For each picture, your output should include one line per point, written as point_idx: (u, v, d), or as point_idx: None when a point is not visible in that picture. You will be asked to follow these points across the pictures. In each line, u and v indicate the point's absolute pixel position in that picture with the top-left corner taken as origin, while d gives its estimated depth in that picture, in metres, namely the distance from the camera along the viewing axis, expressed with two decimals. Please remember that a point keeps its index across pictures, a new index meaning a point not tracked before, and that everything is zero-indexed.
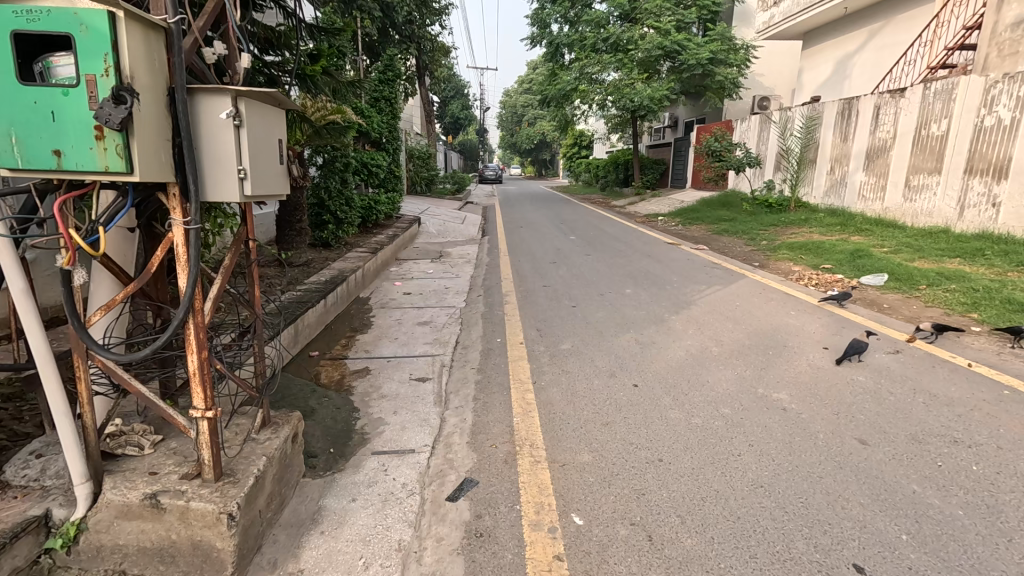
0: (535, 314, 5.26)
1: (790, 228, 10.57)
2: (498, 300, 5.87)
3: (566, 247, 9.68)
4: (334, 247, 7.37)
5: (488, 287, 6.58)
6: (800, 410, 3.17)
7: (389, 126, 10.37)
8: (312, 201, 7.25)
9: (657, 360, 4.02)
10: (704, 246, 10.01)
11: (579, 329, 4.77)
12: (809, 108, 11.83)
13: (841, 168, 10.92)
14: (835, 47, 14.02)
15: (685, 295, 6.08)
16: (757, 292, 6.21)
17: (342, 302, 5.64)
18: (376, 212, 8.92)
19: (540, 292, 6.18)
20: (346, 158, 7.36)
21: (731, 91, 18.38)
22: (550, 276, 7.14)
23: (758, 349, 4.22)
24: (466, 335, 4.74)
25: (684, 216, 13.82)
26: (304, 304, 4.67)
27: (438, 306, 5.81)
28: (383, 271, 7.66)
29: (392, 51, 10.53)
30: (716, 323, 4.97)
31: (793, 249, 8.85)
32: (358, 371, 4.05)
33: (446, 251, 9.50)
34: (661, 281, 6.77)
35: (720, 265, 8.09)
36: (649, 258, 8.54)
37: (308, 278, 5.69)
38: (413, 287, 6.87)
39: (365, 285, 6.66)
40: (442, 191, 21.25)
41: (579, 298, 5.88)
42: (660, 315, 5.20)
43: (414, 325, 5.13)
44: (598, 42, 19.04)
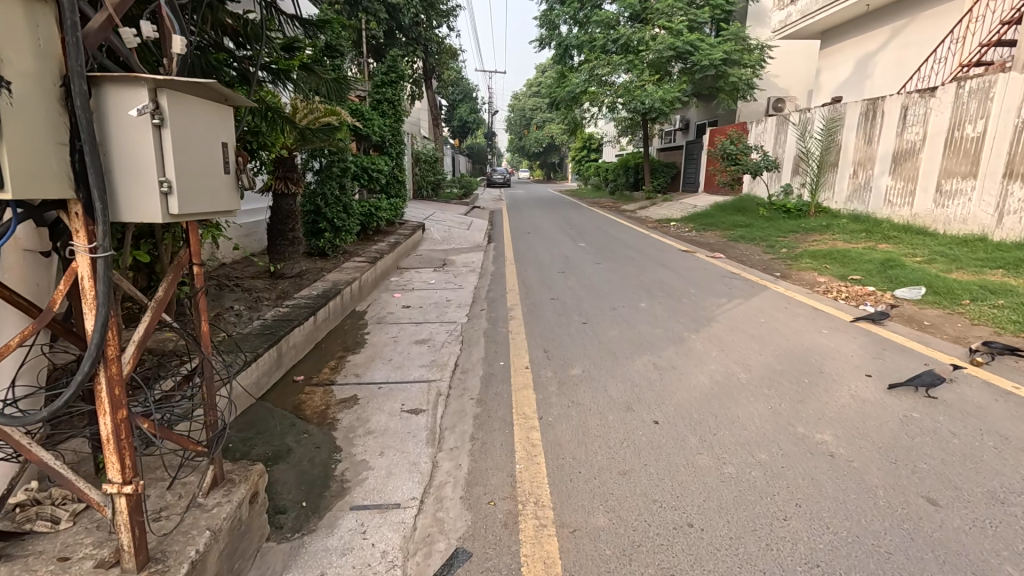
0: (543, 332, 4.84)
1: (811, 234, 10.06)
2: (502, 315, 5.45)
3: (574, 254, 9.25)
4: (331, 256, 7.00)
5: (492, 300, 6.16)
6: (851, 457, 2.72)
7: (392, 130, 10.00)
8: (308, 208, 6.90)
9: (680, 389, 3.58)
10: (720, 254, 9.53)
11: (591, 350, 4.33)
12: (830, 109, 11.33)
13: (866, 171, 10.40)
14: (855, 46, 13.52)
15: (704, 308, 5.63)
16: (782, 306, 5.74)
17: (335, 318, 5.26)
18: (377, 219, 8.53)
19: (548, 305, 5.76)
20: (343, 162, 7.01)
21: (745, 92, 17.89)
22: (558, 287, 6.71)
23: (792, 376, 3.76)
24: (466, 356, 4.33)
25: (697, 221, 13.35)
26: (290, 323, 4.28)
27: (438, 322, 5.41)
28: (382, 280, 7.28)
29: (395, 52, 10.13)
30: (742, 343, 4.51)
31: (817, 257, 8.35)
32: (345, 400, 3.65)
33: (450, 259, 9.11)
34: (678, 293, 6.33)
35: (739, 275, 7.62)
36: (663, 267, 8.08)
37: (299, 292, 5.32)
38: (412, 299, 6.48)
39: (362, 298, 6.28)
40: (449, 195, 20.91)
41: (590, 313, 5.44)
42: (680, 334, 4.75)
43: (411, 345, 4.73)
44: (608, 43, 18.65)
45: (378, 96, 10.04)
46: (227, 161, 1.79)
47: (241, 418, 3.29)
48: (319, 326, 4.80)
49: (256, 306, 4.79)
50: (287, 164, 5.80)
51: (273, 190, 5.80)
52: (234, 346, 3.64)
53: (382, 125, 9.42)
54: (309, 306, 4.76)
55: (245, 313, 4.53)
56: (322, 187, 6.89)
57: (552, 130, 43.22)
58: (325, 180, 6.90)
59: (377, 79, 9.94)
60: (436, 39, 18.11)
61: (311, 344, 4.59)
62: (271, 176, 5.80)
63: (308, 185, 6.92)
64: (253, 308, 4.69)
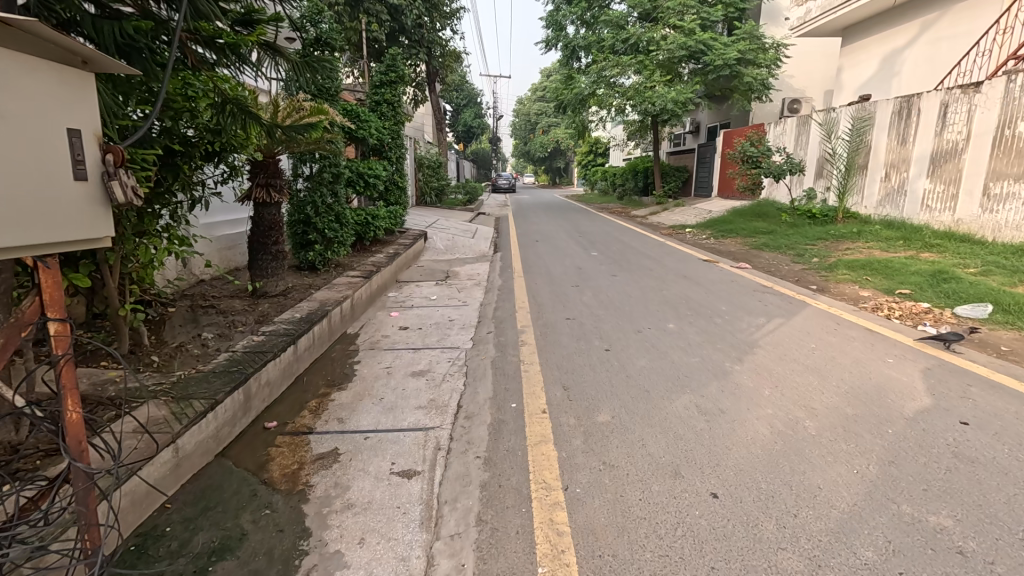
0: (561, 362, 4.16)
1: (843, 242, 9.35)
2: (512, 340, 4.77)
3: (588, 265, 8.58)
4: (321, 270, 6.33)
5: (500, 320, 5.49)
6: (988, 554, 2.03)
7: (392, 133, 9.38)
8: (296, 218, 6.26)
9: (737, 443, 2.90)
10: (745, 264, 8.84)
11: (618, 387, 3.65)
12: (857, 108, 10.66)
13: (900, 174, 9.69)
14: (879, 43, 12.83)
15: (742, 331, 4.93)
16: (831, 327, 5.04)
17: (321, 345, 4.60)
18: (375, 228, 7.88)
19: (563, 327, 5.08)
20: (335, 167, 6.40)
21: (760, 92, 17.21)
22: (573, 303, 6.05)
23: (870, 424, 3.07)
24: (471, 396, 3.65)
25: (715, 228, 12.64)
26: (263, 356, 3.62)
27: (439, 348, 4.75)
28: (379, 297, 6.64)
29: (395, 50, 9.54)
30: (798, 377, 3.81)
31: (854, 268, 7.64)
32: (322, 457, 2.98)
33: (454, 271, 8.46)
34: (709, 311, 5.64)
35: (772, 289, 6.93)
36: (686, 280, 7.39)
37: (280, 315, 4.67)
38: (411, 319, 5.82)
39: (354, 318, 5.62)
40: (454, 201, 20.33)
41: (612, 337, 4.76)
42: (721, 365, 4.07)
43: (407, 378, 4.07)
44: (617, 43, 18.06)
45: (377, 97, 9.44)
46: (77, 154, 1.76)
47: (190, 485, 2.63)
48: (301, 357, 4.16)
49: (229, 334, 4.14)
50: (265, 167, 5.17)
51: (253, 199, 5.14)
52: (190, 391, 3.00)
53: (380, 127, 8.81)
54: (289, 334, 4.11)
55: (213, 344, 3.88)
56: (312, 194, 6.25)
57: (558, 135, 42.62)
58: (314, 188, 6.27)
59: (375, 79, 9.35)
60: (440, 41, 17.56)
61: (289, 378, 3.95)
62: (250, 182, 5.18)
63: (297, 193, 6.29)
64: (225, 337, 4.04)
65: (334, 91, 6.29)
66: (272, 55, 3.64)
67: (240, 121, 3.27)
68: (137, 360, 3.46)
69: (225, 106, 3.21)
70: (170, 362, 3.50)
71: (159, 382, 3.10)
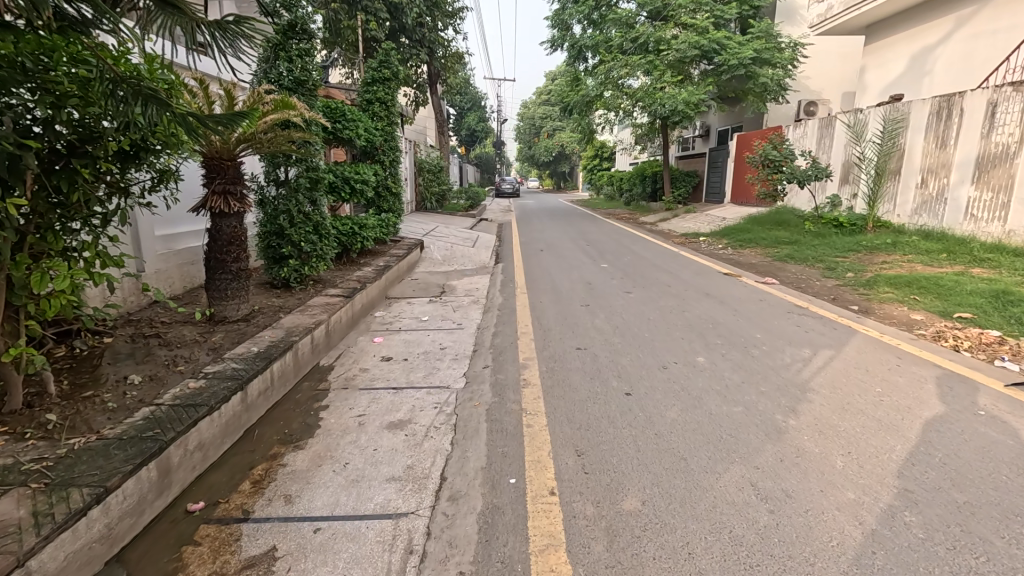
0: (572, 413, 3.38)
1: (877, 254, 8.55)
2: (514, 380, 3.98)
3: (598, 279, 7.80)
4: (295, 287, 5.58)
5: (499, 350, 4.70)
6: None
7: (383, 134, 8.61)
8: (268, 229, 5.53)
9: (819, 554, 2.10)
10: (772, 278, 8.04)
11: (647, 454, 2.85)
12: (889, 108, 9.86)
13: (939, 180, 8.88)
14: (909, 40, 12.02)
15: (788, 369, 4.12)
16: (892, 363, 4.23)
17: (281, 386, 3.83)
18: (362, 238, 7.12)
19: (572, 362, 4.29)
20: (313, 172, 5.68)
21: (775, 94, 16.41)
22: (585, 327, 5.27)
23: (998, 522, 2.26)
24: (458, 464, 2.87)
25: (732, 237, 11.84)
26: (193, 411, 2.84)
27: (424, 389, 3.97)
28: (363, 318, 5.86)
29: (390, 44, 8.86)
30: (874, 440, 3.01)
31: (897, 285, 6.82)
32: (252, 564, 2.19)
33: (451, 285, 7.69)
34: (744, 340, 4.83)
35: (810, 310, 6.12)
36: (710, 299, 6.58)
37: (236, 348, 3.90)
38: (398, 346, 5.05)
39: (330, 346, 4.85)
40: (455, 206, 19.64)
41: (632, 377, 3.96)
42: (773, 419, 3.26)
43: (382, 433, 3.29)
44: (626, 43, 17.33)
45: (368, 95, 8.71)
46: None
47: None
48: (251, 404, 3.39)
49: (164, 375, 3.38)
50: (222, 169, 4.37)
51: (208, 208, 4.35)
52: (73, 474, 2.22)
53: (369, 127, 8.06)
54: (237, 376, 3.34)
55: (138, 391, 3.11)
56: (286, 202, 5.53)
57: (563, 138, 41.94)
58: (290, 195, 5.54)
59: (367, 76, 8.66)
60: (442, 41, 16.98)
61: (234, 433, 3.18)
62: (205, 187, 4.40)
63: (271, 200, 5.55)
64: (157, 381, 3.28)
65: (312, 86, 5.56)
66: (167, 10, 2.93)
67: (145, 111, 2.44)
68: (30, 420, 2.70)
69: (125, 91, 2.40)
70: (73, 420, 2.74)
71: (40, 458, 2.34)
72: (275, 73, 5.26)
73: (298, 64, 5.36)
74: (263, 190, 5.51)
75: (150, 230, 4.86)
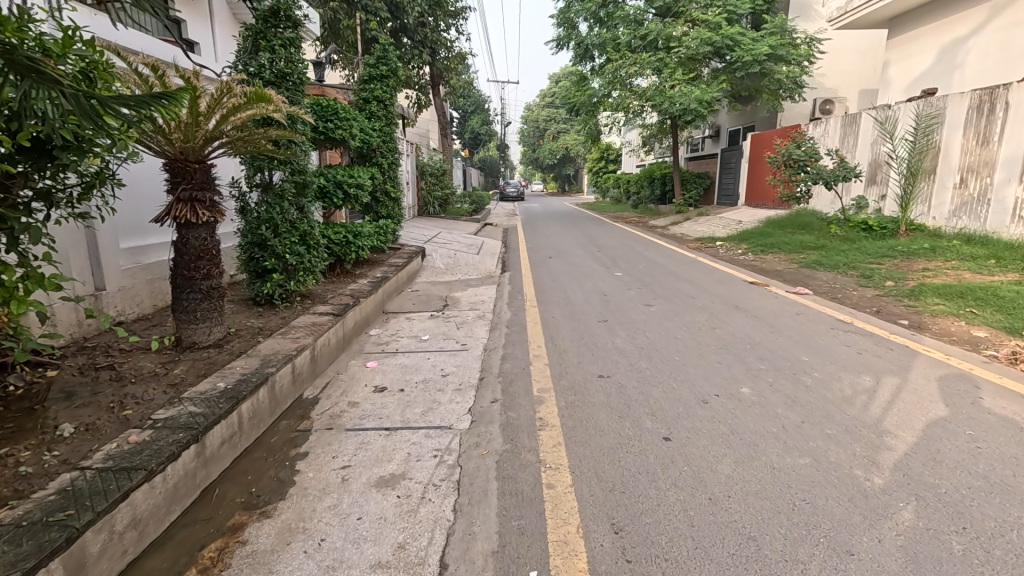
0: (603, 470, 2.75)
1: (915, 260, 7.90)
2: (528, 420, 3.36)
3: (614, 290, 7.18)
4: (279, 305, 5.00)
5: (510, 378, 4.08)
6: None
7: (381, 135, 8.04)
8: (249, 239, 4.95)
9: None
10: (802, 287, 7.41)
11: (704, 533, 2.24)
12: (923, 103, 9.20)
13: (980, 180, 8.23)
14: (937, 32, 11.37)
15: (852, 404, 3.49)
16: (973, 395, 3.60)
17: (252, 428, 3.22)
18: (357, 247, 6.53)
19: (596, 396, 3.67)
20: (299, 176, 5.15)
21: (791, 92, 15.78)
22: (606, 349, 4.65)
23: None
24: (464, 545, 2.26)
25: (752, 241, 11.18)
26: (126, 477, 2.23)
27: (422, 430, 3.35)
28: (355, 338, 5.23)
29: (389, 40, 8.33)
30: (988, 506, 2.38)
31: (947, 296, 6.17)
32: None
33: (455, 298, 7.09)
34: (792, 366, 4.20)
35: (854, 325, 5.49)
36: (739, 312, 5.97)
37: (200, 382, 3.31)
38: (393, 371, 4.45)
39: (316, 375, 4.23)
40: (458, 211, 19.06)
41: (669, 416, 3.34)
42: (850, 476, 2.64)
43: (369, 495, 2.68)
44: (634, 40, 16.75)
45: (365, 94, 8.15)
46: None
47: None
48: (211, 457, 2.78)
49: (105, 422, 2.78)
50: (188, 173, 3.72)
51: (173, 218, 3.71)
52: None
53: (366, 127, 7.46)
54: (193, 423, 2.73)
55: (65, 449, 2.51)
56: (270, 209, 4.95)
57: None
58: (274, 201, 4.97)
59: (364, 73, 8.11)
60: (444, 41, 16.43)
61: (186, 497, 2.57)
62: (169, 194, 3.75)
63: (252, 208, 4.99)
64: (94, 431, 2.68)
65: (298, 79, 4.97)
66: None
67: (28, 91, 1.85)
68: None
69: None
70: None
71: None
72: (255, 64, 4.65)
73: (281, 54, 4.76)
74: (244, 196, 4.94)
75: (111, 243, 4.28)
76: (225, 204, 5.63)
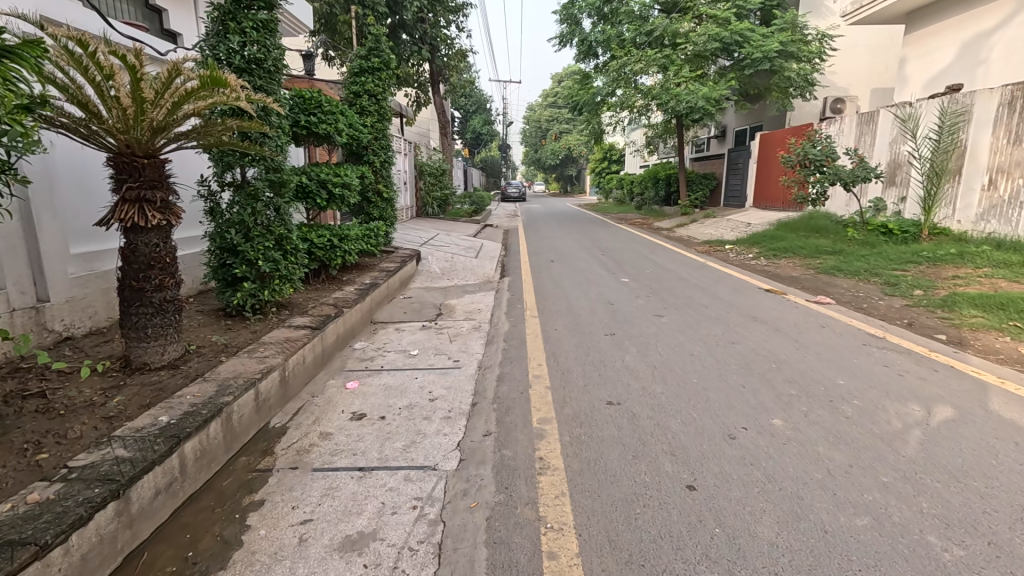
0: (617, 533, 2.25)
1: (942, 267, 7.40)
2: (525, 460, 2.86)
3: (621, 298, 6.68)
4: (251, 317, 4.51)
5: (506, 405, 3.58)
6: None
7: (372, 131, 7.56)
8: (218, 243, 4.47)
9: None
10: (823, 295, 6.91)
11: None
12: (949, 99, 8.66)
13: (1011, 181, 7.72)
14: (959, 26, 10.86)
15: (905, 441, 2.98)
16: None
17: (199, 470, 2.71)
18: (343, 251, 6.05)
19: (604, 429, 3.16)
20: (277, 173, 4.67)
21: (802, 91, 15.28)
22: (614, 370, 4.14)
23: None
24: None
25: (763, 245, 10.67)
26: (7, 556, 1.74)
27: (401, 472, 2.85)
28: (336, 353, 4.73)
29: (381, 30, 7.85)
30: None
31: (986, 307, 5.66)
32: None
33: (450, 306, 6.58)
34: (826, 391, 3.69)
35: (888, 339, 4.98)
36: (759, 325, 5.46)
37: (141, 415, 2.81)
38: (374, 394, 3.94)
39: (285, 399, 3.73)
40: (457, 212, 18.56)
41: (692, 457, 2.83)
42: (923, 544, 2.14)
43: (328, 565, 2.17)
44: (639, 37, 16.24)
45: (355, 87, 7.66)
46: None
47: None
48: (140, 512, 2.29)
49: (10, 471, 2.29)
50: (135, 170, 3.21)
51: (118, 220, 3.21)
52: None
53: (355, 122, 6.96)
54: (115, 475, 2.23)
55: None
56: (241, 211, 4.47)
57: None
58: (245, 201, 4.48)
59: (354, 65, 7.63)
60: (444, 38, 15.91)
61: (102, 568, 2.08)
62: (114, 193, 3.24)
63: (222, 209, 4.51)
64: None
65: (273, 66, 4.49)
66: None
67: None
68: None
69: None
70: None
71: None
72: (223, 48, 4.15)
73: (253, 37, 4.27)
74: (212, 196, 4.46)
75: (56, 249, 3.79)
76: (192, 206, 5.13)
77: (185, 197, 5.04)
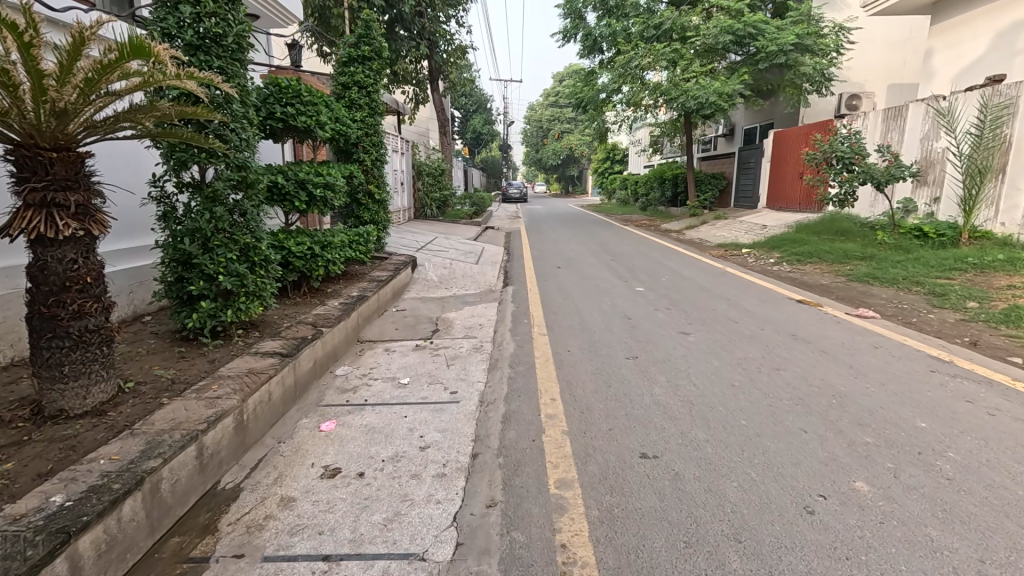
0: None
1: (991, 275, 6.72)
2: (542, 550, 2.16)
3: (638, 311, 5.97)
4: (211, 342, 3.82)
5: (516, 459, 2.87)
6: None
7: (362, 127, 6.86)
8: (172, 255, 3.77)
9: None
10: (862, 306, 6.21)
11: None
12: (992, 92, 7.95)
13: None
14: (991, 15, 10.18)
15: None
16: None
17: (102, 570, 2.01)
18: (326, 261, 5.35)
19: (643, 499, 2.45)
20: (244, 171, 3.96)
21: (818, 87, 14.48)
22: (644, 407, 3.43)
23: None
24: None
25: (784, 248, 9.99)
26: None
27: (374, 567, 2.13)
28: (312, 382, 4.02)
29: (372, 15, 7.14)
30: None
31: None
32: None
33: (447, 320, 5.87)
34: (909, 439, 2.99)
35: (957, 364, 4.27)
36: (803, 345, 4.74)
37: (24, 494, 2.10)
38: (352, 438, 3.23)
39: (241, 450, 3.02)
40: (458, 213, 17.91)
41: (764, 547, 2.11)
42: None
43: None
44: (648, 30, 15.51)
45: (343, 79, 6.96)
46: None
47: None
48: None
49: None
50: (41, 165, 2.50)
51: (19, 234, 2.52)
52: None
53: (342, 116, 6.26)
54: None
55: None
56: (198, 216, 3.76)
57: None
58: (204, 205, 3.78)
59: (342, 54, 6.94)
60: (444, 33, 15.20)
61: None
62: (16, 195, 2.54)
63: (176, 213, 3.81)
64: None
65: (236, 44, 3.78)
66: None
67: None
68: None
69: None
70: None
71: None
72: (173, 20, 3.46)
73: (210, 8, 3.57)
74: (166, 199, 3.76)
75: None
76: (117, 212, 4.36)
77: (117, 202, 4.32)
